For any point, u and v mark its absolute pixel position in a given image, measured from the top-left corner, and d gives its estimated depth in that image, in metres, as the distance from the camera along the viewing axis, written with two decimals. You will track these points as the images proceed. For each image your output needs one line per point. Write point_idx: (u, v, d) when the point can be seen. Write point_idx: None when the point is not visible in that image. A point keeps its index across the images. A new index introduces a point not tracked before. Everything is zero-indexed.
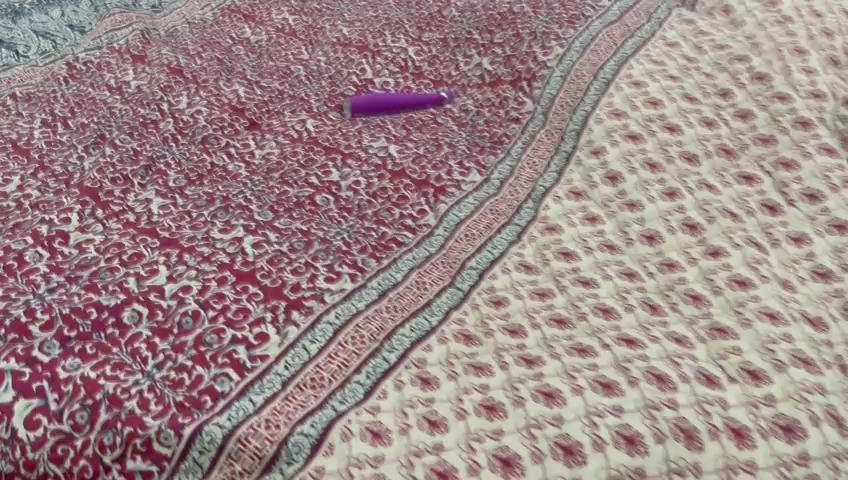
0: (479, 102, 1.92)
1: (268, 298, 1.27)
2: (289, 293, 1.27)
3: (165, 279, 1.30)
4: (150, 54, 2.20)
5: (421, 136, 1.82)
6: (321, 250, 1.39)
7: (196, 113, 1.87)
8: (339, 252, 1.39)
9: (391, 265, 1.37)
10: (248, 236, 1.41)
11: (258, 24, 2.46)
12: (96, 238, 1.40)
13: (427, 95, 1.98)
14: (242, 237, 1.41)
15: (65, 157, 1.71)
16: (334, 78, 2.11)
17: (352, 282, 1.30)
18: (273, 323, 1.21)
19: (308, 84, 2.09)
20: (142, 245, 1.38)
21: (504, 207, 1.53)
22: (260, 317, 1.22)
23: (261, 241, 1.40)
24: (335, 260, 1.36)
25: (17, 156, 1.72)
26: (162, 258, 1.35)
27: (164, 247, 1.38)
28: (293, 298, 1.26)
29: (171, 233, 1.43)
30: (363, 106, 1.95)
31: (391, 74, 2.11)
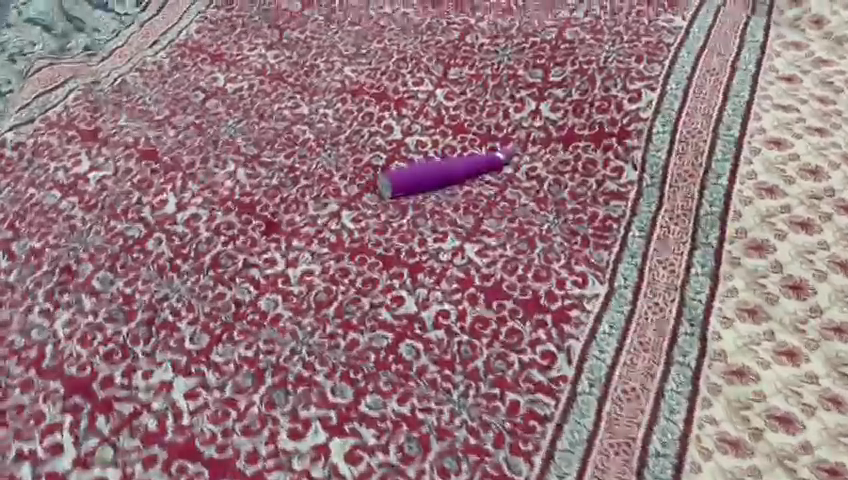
0: (552, 167, 1.54)
1: None
2: None
3: None
4: (104, 126, 1.66)
5: (496, 224, 1.41)
6: (444, 452, 1.01)
7: (192, 219, 1.40)
8: (472, 452, 1.01)
9: (550, 464, 1.00)
10: (334, 441, 1.02)
11: (230, 65, 1.96)
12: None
13: (480, 160, 1.59)
14: (327, 444, 1.02)
15: (21, 313, 1.21)
16: (353, 141, 1.67)
17: None
18: None
19: (323, 153, 1.63)
20: None
21: (652, 336, 1.16)
22: None
23: (355, 450, 1.01)
24: (471, 471, 0.99)
25: None
26: None
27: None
28: None
29: (219, 448, 1.02)
30: (407, 184, 1.53)
31: (425, 131, 1.69)
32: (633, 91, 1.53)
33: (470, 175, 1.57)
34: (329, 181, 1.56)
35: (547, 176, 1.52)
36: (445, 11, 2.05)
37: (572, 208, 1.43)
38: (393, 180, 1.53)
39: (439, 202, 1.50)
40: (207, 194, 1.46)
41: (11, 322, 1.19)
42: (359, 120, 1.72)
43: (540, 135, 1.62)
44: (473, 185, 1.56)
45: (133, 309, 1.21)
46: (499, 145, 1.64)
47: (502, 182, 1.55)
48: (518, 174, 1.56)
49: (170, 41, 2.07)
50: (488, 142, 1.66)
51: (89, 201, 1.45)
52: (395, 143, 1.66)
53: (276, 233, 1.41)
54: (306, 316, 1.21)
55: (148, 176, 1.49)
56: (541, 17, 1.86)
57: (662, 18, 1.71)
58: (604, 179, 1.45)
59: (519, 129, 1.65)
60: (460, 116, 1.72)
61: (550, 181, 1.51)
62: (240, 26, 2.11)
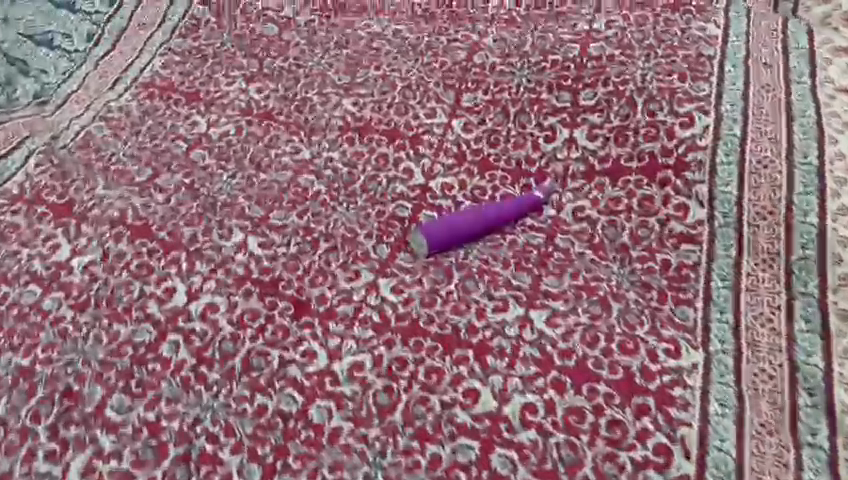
0: (602, 206, 1.38)
1: None
2: None
3: None
4: (77, 196, 1.43)
5: (557, 281, 1.25)
6: None
7: (210, 311, 1.20)
8: None
9: None
10: None
11: (210, 104, 1.73)
12: None
13: (519, 202, 1.42)
14: None
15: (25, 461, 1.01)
16: (370, 190, 1.48)
17: None
18: None
19: (339, 209, 1.44)
20: None
21: (769, 410, 1.03)
22: None
23: None
24: None
25: None
26: None
27: None
28: None
29: None
30: (444, 237, 1.35)
31: (448, 171, 1.51)
32: (682, 115, 1.39)
33: (510, 220, 1.40)
34: (354, 243, 1.37)
35: (599, 217, 1.37)
36: (441, 26, 1.87)
37: (638, 257, 1.27)
38: (427, 235, 1.35)
39: (484, 257, 1.33)
40: (220, 276, 1.26)
41: (12, 477, 0.99)
42: (372, 164, 1.53)
43: (580, 168, 1.46)
44: (516, 233, 1.39)
45: (163, 443, 1.03)
46: (534, 182, 1.48)
47: (548, 227, 1.39)
48: (563, 216, 1.40)
49: (133, 79, 1.82)
50: (521, 179, 1.49)
51: (78, 296, 1.22)
52: (418, 188, 1.48)
53: (307, 316, 1.21)
54: (372, 427, 1.05)
55: (146, 260, 1.28)
56: (555, 30, 1.69)
57: (695, 25, 1.57)
58: (668, 220, 1.30)
59: (554, 162, 1.49)
60: (484, 150, 1.55)
61: (604, 222, 1.36)
62: (211, 57, 1.87)
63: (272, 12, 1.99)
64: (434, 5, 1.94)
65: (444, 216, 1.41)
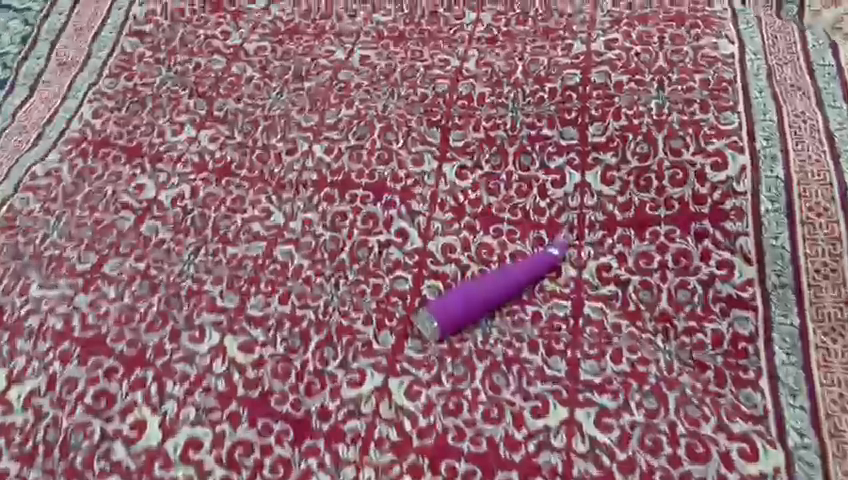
0: (631, 264, 1.21)
1: None
2: None
3: None
4: (9, 303, 1.20)
5: (597, 367, 1.08)
6: None
7: (190, 445, 1.03)
8: None
9: None
10: None
11: (156, 160, 1.49)
12: None
13: (532, 264, 1.24)
14: None
15: None
16: (360, 259, 1.28)
17: None
18: None
19: (327, 287, 1.23)
20: None
21: None
22: None
23: None
24: None
25: None
26: None
27: None
28: None
29: None
30: (455, 317, 1.16)
31: (448, 229, 1.32)
32: (712, 155, 1.23)
33: (526, 286, 1.22)
34: (351, 331, 1.16)
35: (630, 279, 1.20)
36: (414, 49, 1.65)
37: (683, 329, 1.11)
38: (436, 317, 1.16)
39: (507, 338, 1.14)
40: (198, 398, 1.07)
41: None
42: (358, 227, 1.32)
43: (598, 217, 1.28)
44: (537, 302, 1.20)
45: None
46: (546, 235, 1.30)
47: (571, 292, 1.21)
48: (586, 277, 1.23)
49: (60, 133, 1.55)
50: (531, 233, 1.31)
51: (26, 443, 1.03)
52: (416, 253, 1.28)
53: (309, 440, 1.03)
54: None
55: (105, 387, 1.08)
56: (548, 52, 1.51)
57: (705, 43, 1.41)
58: (713, 280, 1.14)
59: (567, 211, 1.31)
60: (484, 200, 1.36)
61: (637, 284, 1.19)
62: (151, 99, 1.61)
63: (217, 40, 1.73)
64: (402, 25, 1.72)
65: (452, 291, 1.22)
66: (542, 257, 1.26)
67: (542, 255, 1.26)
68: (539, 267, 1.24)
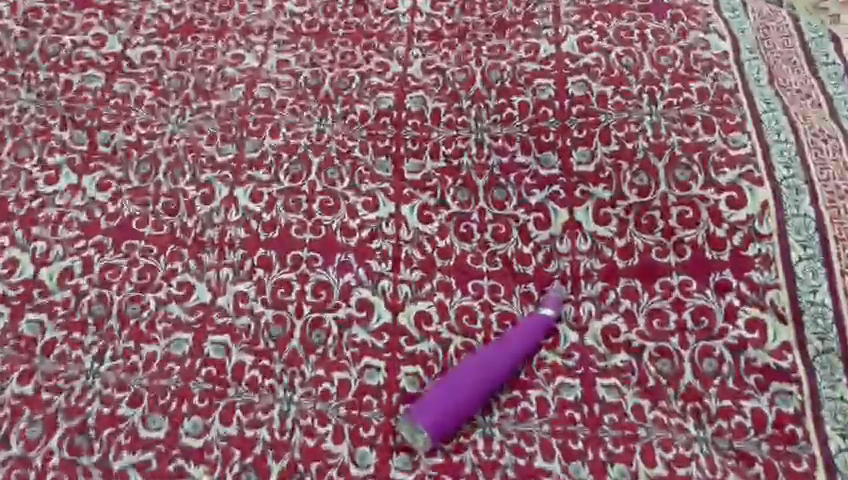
0: (642, 325, 1.03)
1: None
2: None
3: None
4: None
5: (627, 473, 0.91)
6: None
7: None
8: None
9: None
10: None
11: (29, 224, 1.15)
12: None
13: (524, 332, 1.03)
14: None
15: None
16: (315, 345, 1.02)
17: None
18: None
19: (280, 391, 0.98)
20: None
21: None
22: None
23: None
24: None
25: None
26: None
27: None
28: None
29: None
30: (444, 420, 0.94)
31: (418, 292, 1.08)
32: (727, 189, 1.05)
33: (521, 361, 1.02)
34: (321, 456, 0.93)
35: (645, 344, 1.02)
36: (342, 50, 1.34)
37: (717, 410, 0.94)
38: (420, 423, 0.94)
39: (515, 442, 0.94)
40: None
41: None
42: (308, 300, 1.06)
43: (595, 265, 1.08)
44: (540, 383, 1.00)
45: None
46: (536, 290, 1.09)
47: (577, 366, 1.02)
48: (591, 343, 1.04)
49: None
50: (517, 288, 1.09)
51: None
52: (383, 329, 1.04)
53: None
54: None
55: None
56: (509, 54, 1.26)
57: (693, 38, 1.21)
58: (745, 345, 0.98)
59: (557, 258, 1.10)
60: (456, 248, 1.12)
61: (653, 350, 1.01)
62: (10, 134, 1.25)
63: (88, 48, 1.36)
64: (322, 14, 1.39)
65: (438, 379, 1.00)
66: (535, 320, 1.05)
67: (533, 317, 1.05)
68: (532, 334, 1.03)
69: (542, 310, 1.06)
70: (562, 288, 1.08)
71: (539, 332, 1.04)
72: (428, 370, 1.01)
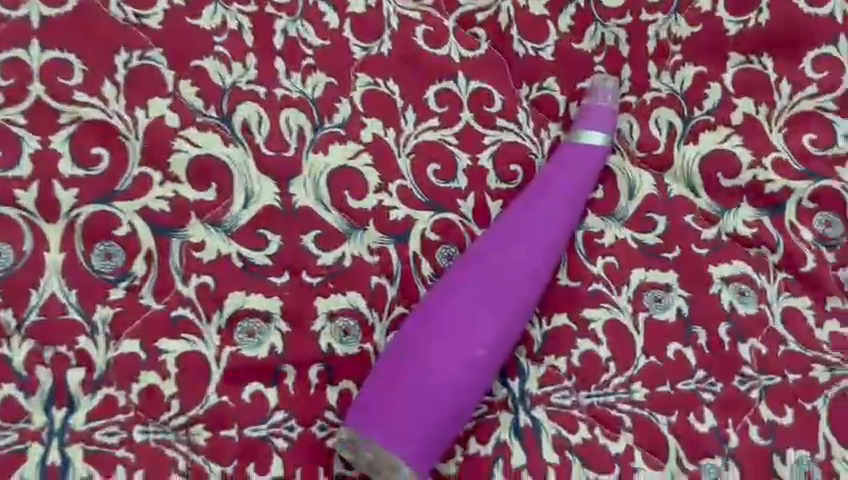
0: (780, 150, 0.53)
1: None
2: None
3: None
4: None
5: (812, 468, 0.45)
6: None
7: None
8: None
9: None
10: None
11: None
12: None
13: (558, 191, 0.50)
14: None
15: None
16: (106, 284, 0.43)
17: None
18: None
19: (36, 414, 0.40)
20: None
21: None
22: None
23: None
24: None
25: None
26: None
27: None
28: None
29: None
30: (435, 417, 0.43)
31: (325, 127, 0.49)
32: None
33: (561, 251, 0.49)
34: None
35: (791, 188, 0.52)
36: None
37: None
38: (384, 435, 0.42)
39: (585, 437, 0.45)
40: None
41: None
42: (62, 175, 0.44)
43: (676, 34, 0.55)
44: (604, 294, 0.49)
45: None
46: (562, 92, 0.55)
47: (665, 245, 0.51)
48: (681, 194, 0.53)
49: None
50: (524, 93, 0.54)
51: None
52: (261, 223, 0.46)
53: None
54: None
55: None
56: None
57: None
58: None
59: (599, 23, 0.56)
60: (386, 14, 0.53)
61: (806, 199, 0.52)
62: None
63: None
64: None
65: (410, 319, 0.46)
66: (571, 162, 0.51)
67: (568, 157, 0.52)
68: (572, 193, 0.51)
69: (582, 138, 0.52)
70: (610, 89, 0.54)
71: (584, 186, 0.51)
72: (375, 300, 0.47)
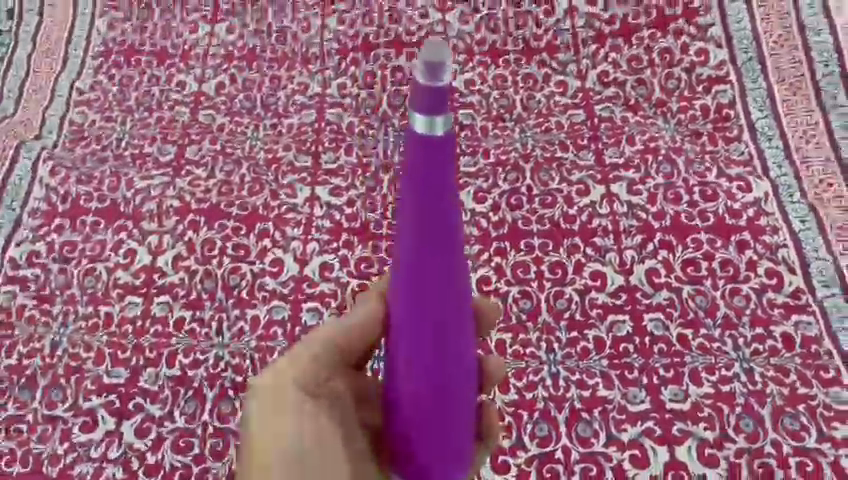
0: (626, 67, 1.47)
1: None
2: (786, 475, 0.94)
3: None
4: (113, 199, 1.35)
5: (616, 152, 1.35)
6: (733, 387, 1.04)
7: (283, 257, 1.24)
8: (775, 376, 1.04)
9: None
10: (623, 417, 1.02)
11: (185, 64, 1.62)
12: None
13: (405, 211, 0.60)
14: (627, 425, 1.01)
15: (200, 439, 1.06)
16: (399, 107, 1.50)
17: (839, 420, 0.99)
18: None
19: (380, 136, 1.45)
20: None
21: (838, 211, 1.23)
22: None
23: (664, 416, 1.02)
24: (774, 394, 1.02)
25: None
26: None
27: None
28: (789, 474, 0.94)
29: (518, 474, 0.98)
30: (400, 337, 0.66)
31: (465, 68, 1.53)
32: None
33: (422, 252, 0.60)
34: None
35: (626, 79, 1.46)
36: None
37: (677, 110, 1.39)
38: (394, 369, 0.68)
39: (541, 147, 1.38)
40: (317, 236, 1.27)
41: (207, 458, 1.04)
42: (388, 80, 1.54)
43: (589, 33, 1.53)
44: (555, 113, 1.44)
45: None
46: (549, 57, 1.52)
47: (582, 102, 1.45)
48: (589, 86, 1.47)
49: (86, 47, 1.66)
50: (536, 59, 1.53)
51: (189, 294, 1.21)
52: None
53: None
54: (529, 332, 1.13)
55: (238, 240, 1.26)
56: None
57: None
58: (694, 67, 1.43)
59: (562, 31, 1.54)
60: (487, 40, 1.56)
61: (635, 81, 1.45)
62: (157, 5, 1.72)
63: None
64: None
65: (394, 332, 0.66)
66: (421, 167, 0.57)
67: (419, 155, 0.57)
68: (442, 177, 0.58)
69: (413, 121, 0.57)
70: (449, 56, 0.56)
71: (445, 170, 0.57)
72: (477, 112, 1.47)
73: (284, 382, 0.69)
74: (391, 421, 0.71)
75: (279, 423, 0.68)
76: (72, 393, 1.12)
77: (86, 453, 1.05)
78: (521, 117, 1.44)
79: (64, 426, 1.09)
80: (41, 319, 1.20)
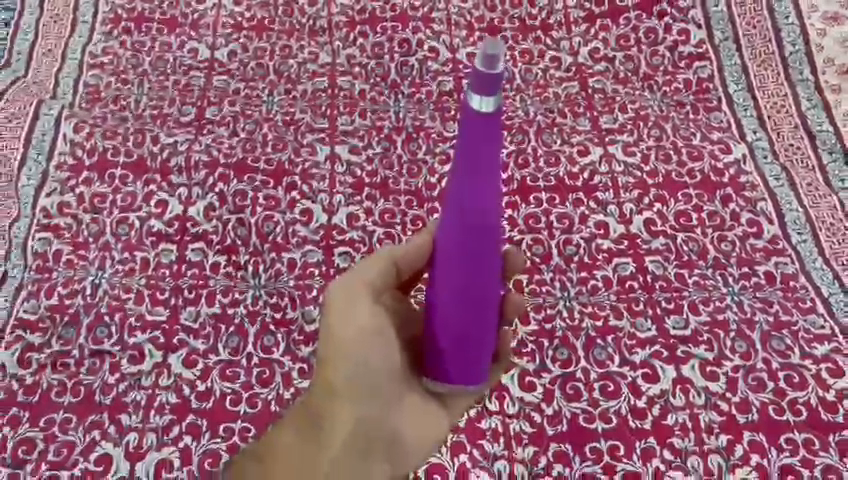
0: (614, 44, 1.61)
1: (757, 391, 1.09)
2: (775, 387, 1.09)
3: (653, 427, 1.06)
4: (139, 155, 1.40)
5: (610, 119, 1.49)
6: (726, 315, 1.18)
7: (311, 207, 1.33)
8: (760, 306, 1.19)
9: (821, 295, 1.21)
10: (633, 342, 1.15)
11: (193, 31, 1.66)
12: (528, 428, 1.06)
13: (454, 178, 0.67)
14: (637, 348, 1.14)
15: (246, 368, 1.14)
16: (407, 76, 1.60)
17: (816, 341, 1.15)
18: (804, 421, 1.06)
19: (391, 102, 1.55)
20: (549, 426, 1.06)
21: (806, 171, 1.40)
22: (784, 422, 1.06)
23: (668, 340, 1.15)
24: (761, 321, 1.17)
25: (188, 418, 1.08)
26: (609, 413, 1.07)
27: (577, 427, 1.06)
28: (777, 385, 1.09)
29: (545, 391, 1.10)
30: (441, 281, 0.74)
31: (467, 42, 1.65)
32: None
33: (468, 214, 0.67)
34: (423, 129, 1.50)
35: (616, 55, 1.60)
36: None
37: (662, 83, 1.54)
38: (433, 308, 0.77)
39: (542, 113, 1.50)
40: (341, 189, 1.37)
41: (255, 384, 1.12)
42: (396, 52, 1.63)
43: (579, 14, 1.66)
44: (553, 83, 1.56)
45: None
46: (543, 34, 1.64)
47: (575, 75, 1.58)
48: (583, 60, 1.60)
49: (93, 13, 1.68)
50: (532, 34, 1.65)
51: (223, 241, 1.28)
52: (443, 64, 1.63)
53: (429, 202, 1.37)
54: (543, 272, 1.25)
55: (268, 192, 1.35)
56: None
57: None
58: (676, 46, 1.59)
59: (554, 11, 1.68)
60: (486, 17, 1.68)
61: (623, 57, 1.59)
62: None
63: None
64: None
65: (436, 277, 0.75)
66: (472, 143, 0.63)
67: (471, 132, 0.63)
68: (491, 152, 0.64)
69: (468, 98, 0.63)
70: (504, 45, 0.61)
71: (493, 145, 0.64)
72: None
73: (359, 291, 0.82)
74: (429, 352, 0.80)
75: (356, 321, 0.81)
76: (117, 330, 1.17)
77: (138, 382, 1.12)
78: (520, 88, 1.55)
79: (112, 360, 1.14)
80: (79, 264, 1.25)
